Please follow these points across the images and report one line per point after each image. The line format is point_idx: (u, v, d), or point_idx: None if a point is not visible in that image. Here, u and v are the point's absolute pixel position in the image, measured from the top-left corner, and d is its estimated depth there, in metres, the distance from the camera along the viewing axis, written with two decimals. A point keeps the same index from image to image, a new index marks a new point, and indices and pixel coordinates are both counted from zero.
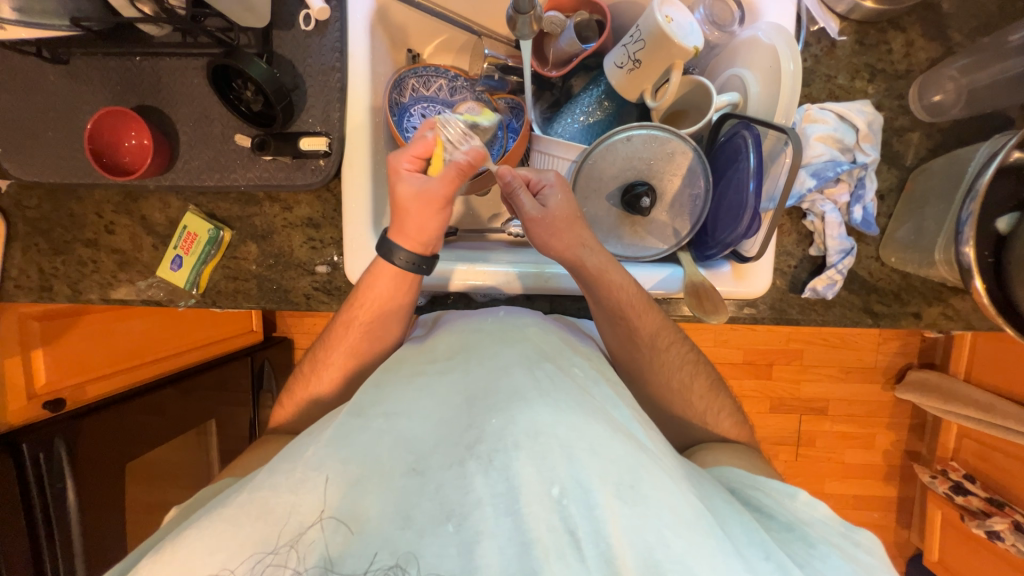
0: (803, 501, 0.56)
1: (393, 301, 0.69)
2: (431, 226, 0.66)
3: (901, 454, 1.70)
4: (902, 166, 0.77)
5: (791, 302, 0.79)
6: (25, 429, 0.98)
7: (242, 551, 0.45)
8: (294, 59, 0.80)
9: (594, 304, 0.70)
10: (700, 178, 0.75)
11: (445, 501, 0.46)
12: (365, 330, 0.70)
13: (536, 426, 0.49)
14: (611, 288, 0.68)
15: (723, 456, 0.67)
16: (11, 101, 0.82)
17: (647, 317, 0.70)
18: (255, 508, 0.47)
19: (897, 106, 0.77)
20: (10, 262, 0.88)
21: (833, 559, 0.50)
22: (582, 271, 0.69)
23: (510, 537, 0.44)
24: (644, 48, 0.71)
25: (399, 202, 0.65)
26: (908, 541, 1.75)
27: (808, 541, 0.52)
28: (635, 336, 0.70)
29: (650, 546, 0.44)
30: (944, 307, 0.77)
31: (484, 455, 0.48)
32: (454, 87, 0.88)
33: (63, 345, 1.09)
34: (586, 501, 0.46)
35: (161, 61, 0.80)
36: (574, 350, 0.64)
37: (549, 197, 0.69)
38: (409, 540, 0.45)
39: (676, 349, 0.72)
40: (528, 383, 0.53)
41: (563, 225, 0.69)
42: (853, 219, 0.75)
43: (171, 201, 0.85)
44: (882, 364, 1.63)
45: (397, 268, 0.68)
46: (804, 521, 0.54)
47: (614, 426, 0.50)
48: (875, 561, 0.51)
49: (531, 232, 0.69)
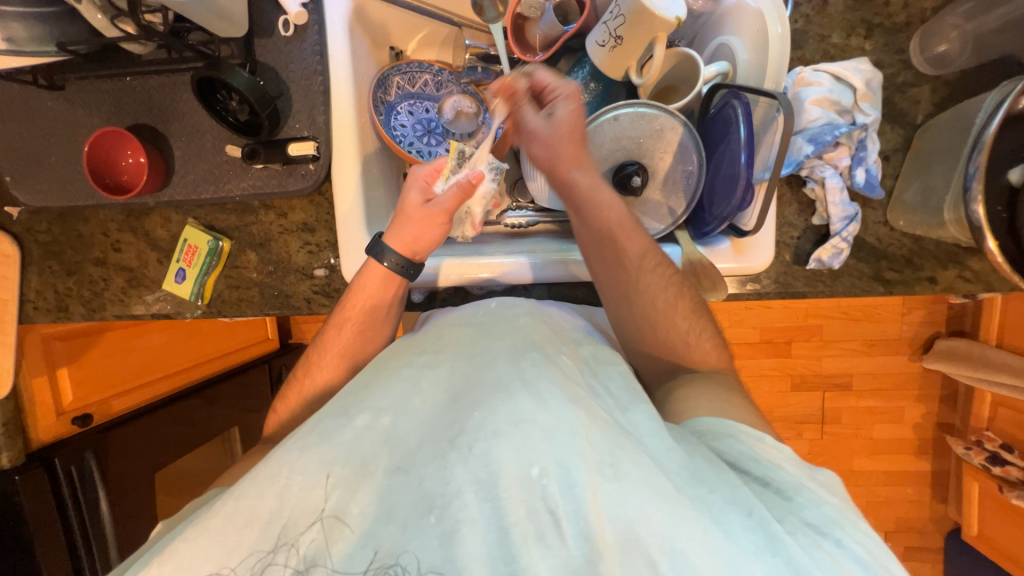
0: (771, 444, 0.54)
1: (382, 299, 0.72)
2: (428, 237, 0.71)
3: (933, 426, 1.64)
4: (908, 124, 0.73)
5: (797, 275, 0.76)
6: (56, 445, 1.03)
7: (232, 559, 0.46)
8: (277, 66, 0.80)
9: (580, 225, 0.69)
10: (693, 154, 0.74)
11: (427, 493, 0.46)
12: (356, 329, 0.72)
13: (517, 413, 0.48)
14: (599, 208, 0.68)
15: (697, 399, 0.63)
16: (14, 130, 0.85)
17: (633, 241, 0.67)
18: (241, 516, 0.48)
19: (899, 61, 0.73)
20: (27, 286, 0.91)
21: (811, 507, 0.47)
22: (571, 190, 0.69)
23: (490, 523, 0.44)
24: (625, 23, 0.69)
25: (406, 210, 0.71)
26: (944, 515, 1.69)
27: (785, 493, 0.49)
28: (620, 256, 0.68)
29: (630, 521, 0.43)
30: (961, 270, 0.74)
31: (464, 446, 0.47)
32: (440, 81, 0.91)
33: (86, 364, 1.13)
34: (568, 480, 0.44)
35: (150, 79, 0.81)
36: (563, 339, 0.62)
37: (558, 108, 0.70)
38: (390, 533, 0.45)
39: (659, 271, 0.68)
40: (511, 374, 0.53)
41: (566, 138, 0.68)
42: (856, 183, 0.71)
43: (172, 216, 0.87)
44: (907, 335, 1.58)
45: (386, 270, 0.71)
46: (776, 465, 0.51)
47: (592, 410, 0.49)
48: (841, 503, 0.49)
49: (532, 142, 0.70)
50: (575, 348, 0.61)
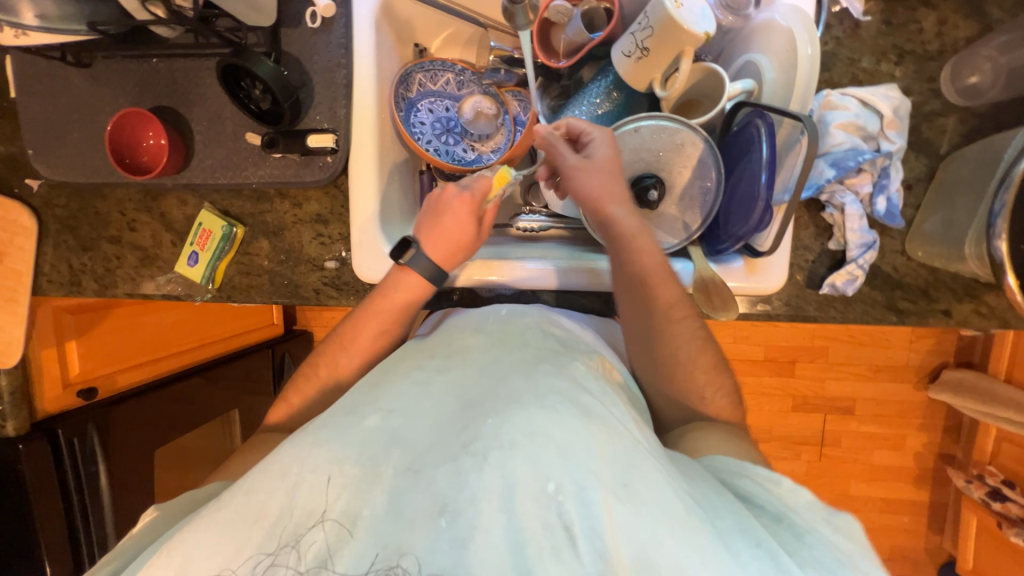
0: (788, 487, 0.52)
1: (407, 305, 0.72)
2: (458, 258, 0.73)
3: (935, 457, 1.63)
4: (933, 154, 0.72)
5: (809, 299, 0.75)
6: (60, 417, 1.04)
7: (240, 555, 0.46)
8: (301, 57, 0.80)
9: (618, 266, 0.69)
10: (711, 170, 0.73)
11: (439, 494, 0.46)
12: (381, 330, 0.72)
13: (531, 426, 0.48)
14: (636, 253, 0.67)
15: (708, 438, 0.62)
16: (38, 104, 0.86)
17: (666, 287, 0.67)
18: (251, 511, 0.48)
19: (928, 89, 0.72)
20: (42, 259, 0.93)
21: (823, 548, 0.47)
22: (610, 227, 0.68)
23: (507, 535, 0.44)
24: (652, 35, 0.69)
25: (446, 226, 0.71)
26: (940, 547, 1.67)
27: (797, 532, 0.48)
28: (652, 303, 0.67)
29: (642, 543, 0.43)
30: (977, 304, 0.73)
31: (478, 454, 0.47)
32: (462, 81, 0.91)
33: (96, 338, 1.15)
34: (583, 498, 0.44)
35: (175, 62, 0.82)
36: (576, 351, 0.63)
37: (595, 149, 0.70)
38: (399, 535, 0.45)
39: (686, 321, 0.68)
40: (524, 388, 0.52)
41: (607, 176, 0.69)
42: (876, 212, 0.70)
43: (188, 199, 0.88)
44: (914, 363, 1.56)
45: (421, 277, 0.71)
46: (790, 508, 0.50)
47: (605, 427, 0.49)
48: (858, 548, 0.48)
49: (572, 179, 0.69)
50: (589, 360, 0.62)
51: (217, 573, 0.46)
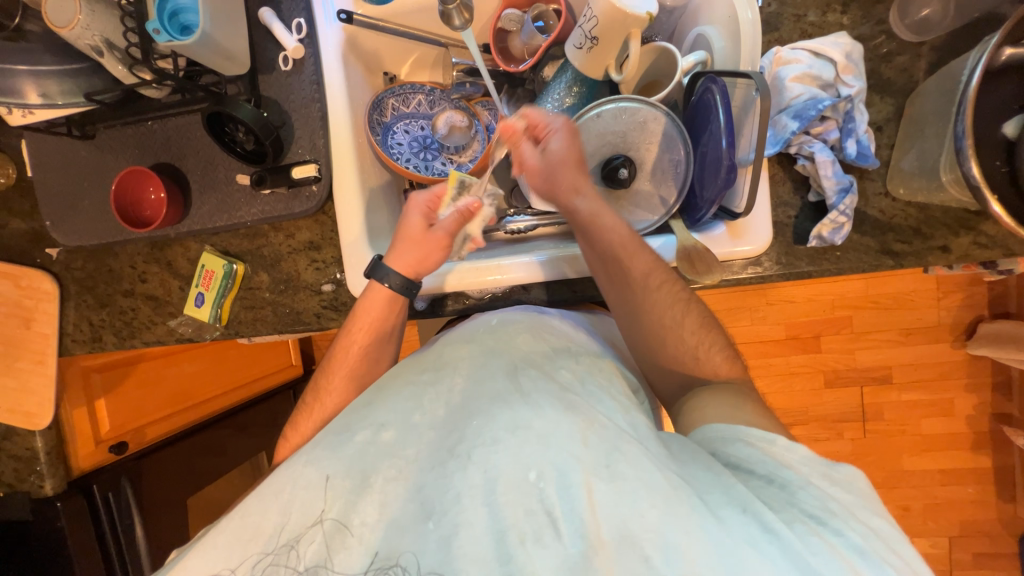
0: (782, 445, 0.52)
1: (388, 319, 0.76)
2: (431, 259, 0.75)
3: (988, 417, 1.53)
4: (897, 93, 0.72)
5: (800, 254, 0.74)
6: (96, 472, 1.09)
7: (247, 552, 0.50)
8: (279, 98, 0.86)
9: (587, 249, 0.70)
10: (678, 143, 0.75)
11: (426, 499, 0.50)
12: (363, 350, 0.75)
13: (515, 421, 0.52)
14: (602, 231, 0.68)
15: (707, 408, 0.61)
16: (52, 178, 0.93)
17: (638, 258, 0.67)
18: (246, 532, 0.51)
19: (880, 32, 0.73)
20: (66, 321, 0.99)
21: (813, 501, 0.46)
22: (572, 216, 0.70)
23: (488, 526, 0.47)
24: (598, 24, 0.72)
25: (407, 233, 0.75)
26: (1016, 516, 1.54)
27: (788, 489, 0.48)
28: (626, 276, 0.68)
29: (626, 517, 0.45)
30: (975, 236, 0.70)
31: (463, 455, 0.51)
32: (432, 100, 0.96)
33: (123, 393, 1.20)
34: (563, 482, 0.47)
35: (168, 121, 0.88)
36: (564, 350, 0.65)
37: (552, 143, 0.71)
38: (393, 540, 0.49)
39: (665, 287, 0.68)
40: (508, 389, 0.56)
41: (563, 168, 0.70)
42: (848, 155, 0.70)
43: (191, 245, 0.93)
44: (946, 321, 1.49)
45: (390, 290, 0.75)
46: (783, 465, 0.50)
47: (588, 417, 0.52)
48: (852, 501, 0.47)
49: (531, 179, 0.72)
50: (576, 358, 0.64)
51: (218, 573, 0.50)
